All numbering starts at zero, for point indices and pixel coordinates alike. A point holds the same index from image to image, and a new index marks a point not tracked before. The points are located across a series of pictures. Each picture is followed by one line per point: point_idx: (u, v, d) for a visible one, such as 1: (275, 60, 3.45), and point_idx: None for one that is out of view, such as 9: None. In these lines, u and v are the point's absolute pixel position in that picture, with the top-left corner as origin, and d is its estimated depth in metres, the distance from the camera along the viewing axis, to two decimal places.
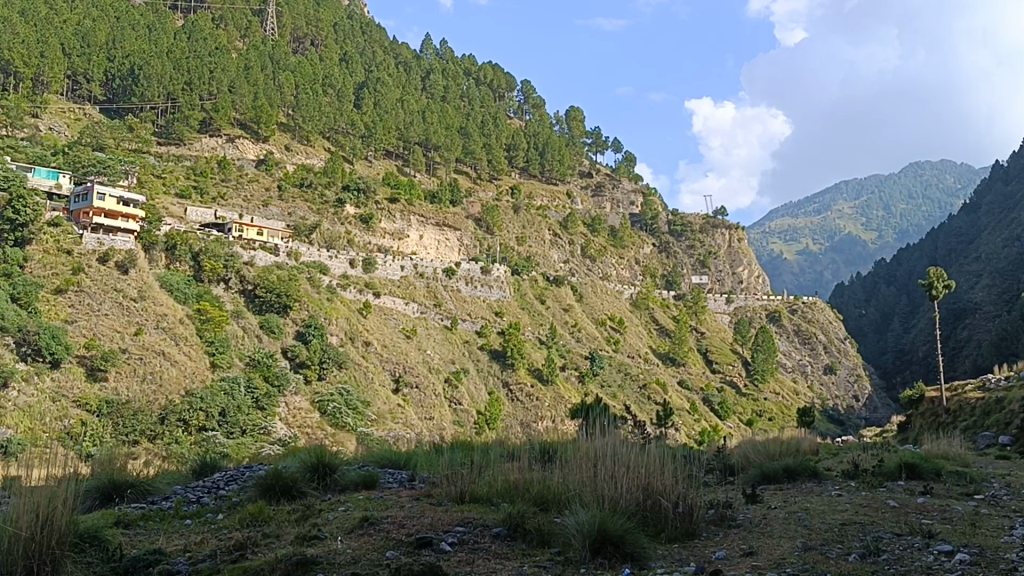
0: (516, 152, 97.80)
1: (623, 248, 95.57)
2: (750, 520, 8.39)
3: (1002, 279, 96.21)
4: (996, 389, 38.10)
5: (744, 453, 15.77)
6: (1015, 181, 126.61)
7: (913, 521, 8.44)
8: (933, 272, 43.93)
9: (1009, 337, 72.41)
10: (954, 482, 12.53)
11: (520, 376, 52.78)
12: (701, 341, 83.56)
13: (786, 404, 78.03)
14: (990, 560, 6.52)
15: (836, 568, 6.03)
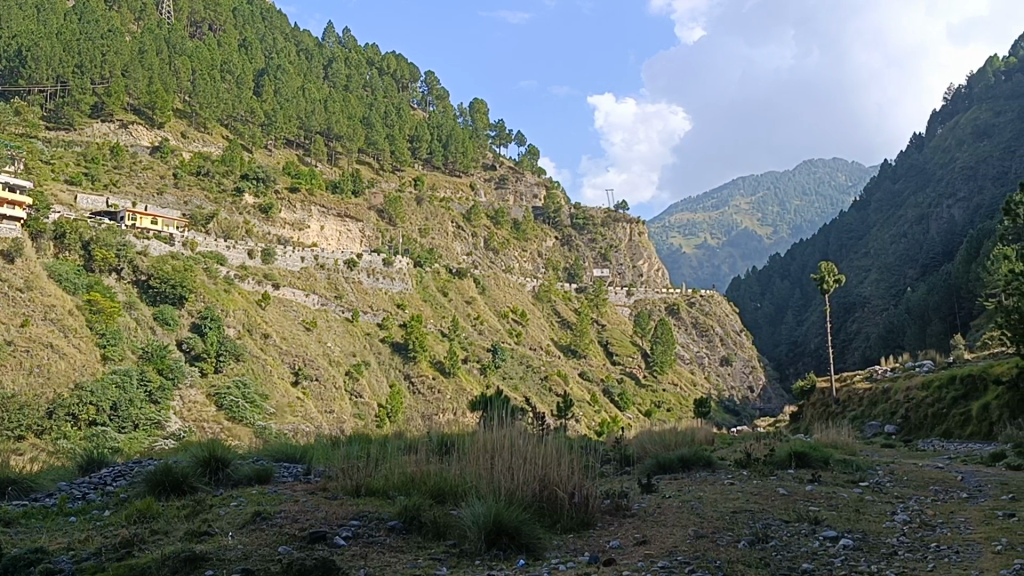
0: (420, 143, 97.43)
1: (525, 241, 96.22)
2: (643, 510, 8.60)
3: (889, 276, 100.81)
4: (883, 380, 39.74)
5: (640, 444, 15.98)
6: (903, 181, 131.83)
7: (795, 507, 8.72)
8: (826, 265, 45.31)
9: (894, 330, 75.46)
10: (836, 470, 13.05)
11: (422, 369, 52.69)
12: (603, 332, 84.65)
13: (685, 395, 79.66)
14: (866, 544, 6.79)
15: (724, 555, 6.17)
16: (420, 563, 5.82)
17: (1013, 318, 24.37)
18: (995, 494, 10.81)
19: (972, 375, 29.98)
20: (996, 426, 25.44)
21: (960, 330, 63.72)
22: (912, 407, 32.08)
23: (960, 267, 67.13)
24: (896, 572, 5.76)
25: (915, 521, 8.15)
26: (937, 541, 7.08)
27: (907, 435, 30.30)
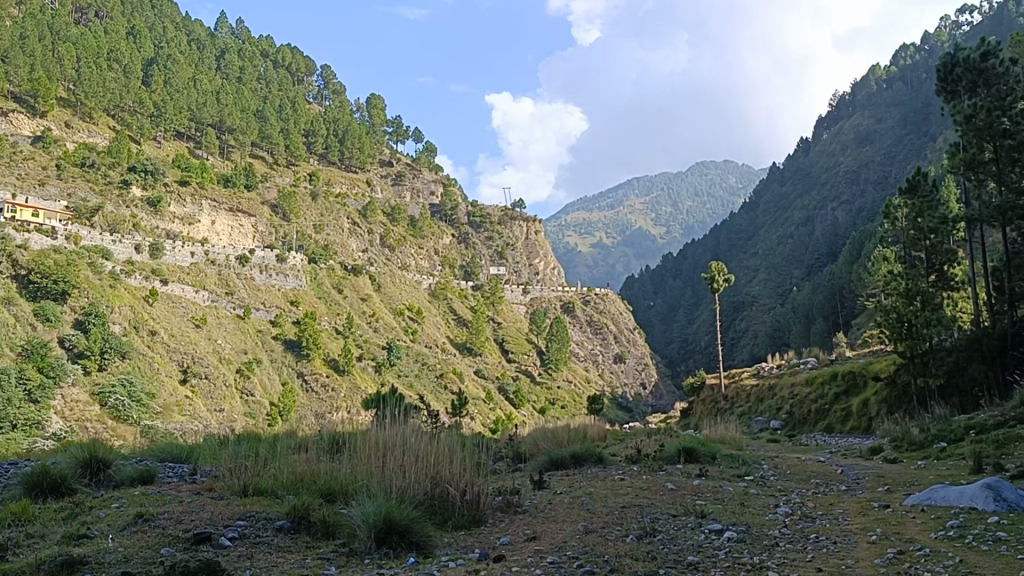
0: (316, 138, 96.25)
1: (421, 238, 95.83)
2: (533, 506, 8.67)
3: (776, 275, 104.07)
4: (769, 376, 41.07)
5: (533, 441, 16.12)
6: (790, 184, 136.24)
7: (680, 501, 8.90)
8: (716, 265, 46.42)
9: (781, 329, 77.81)
10: (721, 465, 13.37)
11: (315, 366, 52.00)
12: (498, 330, 85.05)
13: (579, 392, 80.66)
14: (745, 536, 6.98)
15: (614, 550, 6.26)
16: (308, 563, 5.75)
17: (890, 316, 25.37)
18: (872, 487, 11.24)
19: (853, 373, 31.13)
20: (874, 421, 26.46)
21: (842, 328, 66.10)
22: (796, 403, 33.14)
23: (844, 268, 69.73)
24: (777, 562, 5.93)
25: (797, 514, 8.41)
26: (817, 532, 7.33)
27: (791, 430, 31.23)
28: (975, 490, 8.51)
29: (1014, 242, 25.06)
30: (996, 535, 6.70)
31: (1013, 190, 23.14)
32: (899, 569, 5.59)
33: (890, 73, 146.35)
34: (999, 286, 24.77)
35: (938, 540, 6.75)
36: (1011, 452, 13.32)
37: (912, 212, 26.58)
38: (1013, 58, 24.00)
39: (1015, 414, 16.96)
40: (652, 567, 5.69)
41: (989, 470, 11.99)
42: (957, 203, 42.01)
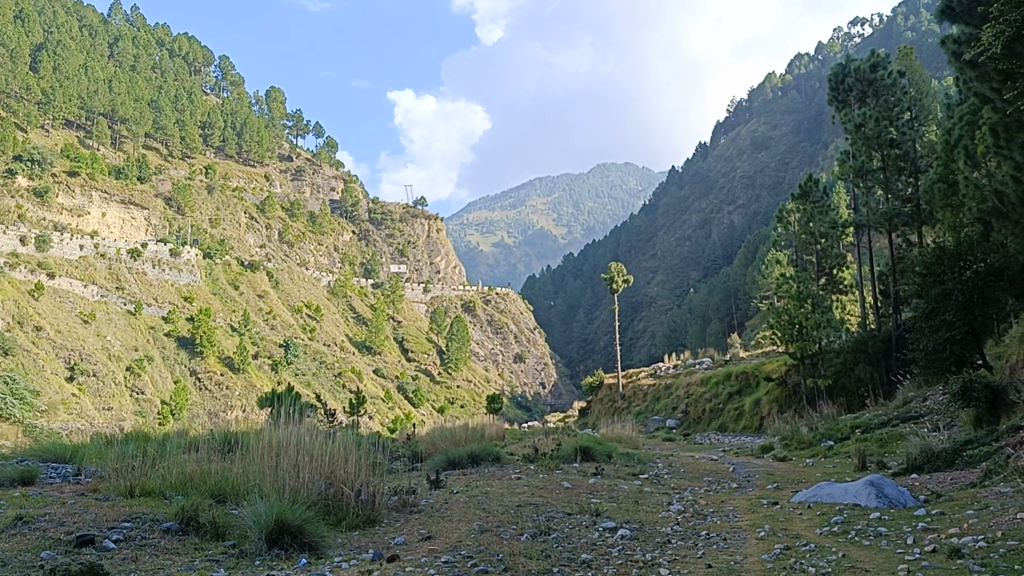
0: (212, 130, 94.09)
1: (321, 235, 94.62)
2: (430, 505, 8.66)
3: (673, 277, 106.34)
4: (664, 376, 41.88)
5: (430, 440, 16.02)
6: (688, 188, 139.21)
7: (575, 499, 9.00)
8: (615, 266, 47.12)
9: (677, 329, 79.46)
10: (617, 464, 13.51)
11: (209, 364, 50.91)
12: (398, 329, 84.65)
13: (478, 391, 80.86)
14: (639, 535, 7.05)
15: (507, 548, 6.26)
16: (196, 564, 5.61)
17: (782, 318, 26.00)
18: (763, 484, 11.53)
19: (746, 373, 31.95)
20: (766, 420, 27.14)
21: (736, 329, 67.91)
22: (691, 402, 33.87)
23: (739, 271, 71.70)
24: (669, 559, 6.01)
25: (688, 511, 8.58)
26: (708, 528, 7.49)
27: (686, 429, 31.86)
28: (859, 487, 8.80)
29: (899, 248, 26.04)
30: (876, 529, 6.94)
31: (898, 197, 24.03)
32: (786, 565, 5.70)
33: (785, 81, 150.91)
34: (885, 289, 25.72)
35: (823, 534, 6.96)
36: (893, 450, 13.79)
37: (804, 216, 27.45)
38: (900, 70, 24.83)
39: (897, 414, 17.66)
40: (546, 565, 5.70)
41: (874, 466, 12.40)
42: (847, 209, 43.42)
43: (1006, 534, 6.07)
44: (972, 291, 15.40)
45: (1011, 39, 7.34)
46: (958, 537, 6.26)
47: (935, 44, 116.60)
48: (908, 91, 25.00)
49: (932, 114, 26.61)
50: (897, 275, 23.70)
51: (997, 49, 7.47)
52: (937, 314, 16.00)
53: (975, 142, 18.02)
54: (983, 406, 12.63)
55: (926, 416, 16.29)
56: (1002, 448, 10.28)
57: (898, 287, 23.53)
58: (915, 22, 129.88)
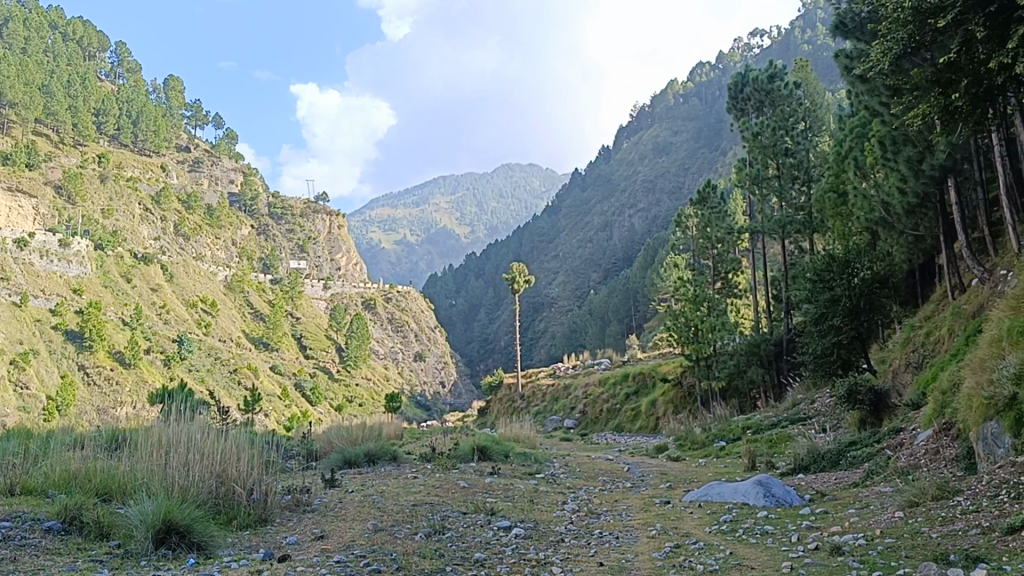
0: (107, 118, 91.27)
1: (218, 228, 92.67)
2: (324, 505, 8.54)
3: (574, 277, 107.55)
4: (563, 376, 42.27)
5: (326, 439, 15.79)
6: (591, 191, 141.04)
7: (473, 499, 9.02)
8: (517, 267, 47.37)
9: (577, 330, 80.34)
10: (512, 463, 13.55)
11: (98, 359, 49.36)
12: (297, 325, 83.57)
13: (377, 389, 80.26)
14: (531, 534, 7.11)
15: (400, 548, 6.22)
16: (78, 565, 5.42)
17: (678, 320, 26.46)
18: (655, 484, 11.72)
19: (643, 374, 32.56)
20: (661, 420, 27.67)
21: (635, 331, 69.10)
22: (589, 403, 34.28)
23: (638, 273, 72.92)
24: (561, 557, 6.09)
25: (583, 511, 8.67)
26: (600, 527, 7.59)
27: (583, 429, 32.22)
28: (747, 487, 9.01)
29: (791, 254, 26.84)
30: (763, 528, 7.14)
31: (792, 206, 24.82)
32: (674, 563, 5.83)
33: (686, 88, 154.09)
34: (776, 293, 26.47)
35: (712, 532, 7.13)
36: (782, 451, 14.23)
37: (702, 221, 28.06)
38: (794, 81, 25.54)
39: (787, 415, 18.20)
40: (439, 564, 5.69)
41: (763, 466, 12.74)
42: (742, 216, 44.70)
43: (885, 531, 6.31)
44: (859, 296, 16.03)
45: (897, 56, 7.60)
46: (839, 536, 6.45)
47: (829, 57, 120.70)
48: (802, 102, 25.74)
49: (823, 125, 27.55)
50: (789, 281, 24.44)
51: (885, 65, 7.75)
52: (826, 319, 16.55)
53: (864, 153, 18.75)
54: (867, 410, 13.11)
55: (813, 418, 16.88)
56: (882, 450, 10.69)
57: (790, 293, 24.25)
58: (811, 35, 134.12)
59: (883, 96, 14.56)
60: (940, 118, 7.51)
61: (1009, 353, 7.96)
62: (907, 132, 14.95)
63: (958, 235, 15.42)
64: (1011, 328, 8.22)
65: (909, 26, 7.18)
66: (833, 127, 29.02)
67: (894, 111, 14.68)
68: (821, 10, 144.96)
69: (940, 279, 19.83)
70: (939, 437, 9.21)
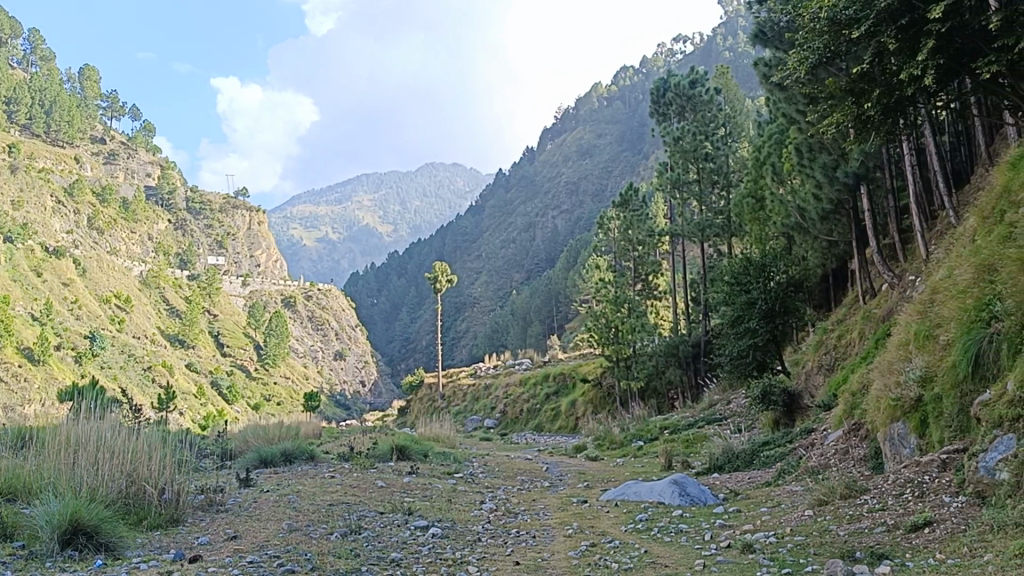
0: (19, 107, 88.32)
1: (133, 222, 90.47)
2: (239, 504, 8.41)
3: (496, 277, 107.65)
4: (484, 377, 42.33)
5: (243, 438, 15.54)
6: (514, 191, 141.48)
7: (391, 499, 8.98)
8: (440, 267, 47.26)
9: (498, 330, 80.50)
10: (430, 463, 13.50)
11: (5, 355, 47.68)
12: (214, 323, 82.05)
13: (295, 388, 79.24)
14: (448, 533, 7.11)
15: (315, 548, 6.16)
16: None
17: (598, 321, 26.66)
18: (573, 484, 11.79)
19: (563, 374, 32.81)
20: (581, 420, 27.87)
21: (556, 332, 69.57)
22: (509, 403, 34.40)
23: (560, 274, 73.38)
24: (477, 556, 6.10)
25: (500, 510, 8.68)
26: (518, 527, 7.59)
27: (504, 429, 32.30)
28: (663, 486, 9.11)
29: (710, 258, 27.29)
30: (677, 526, 7.25)
31: (711, 209, 25.29)
32: (590, 561, 5.89)
33: (610, 92, 155.43)
34: (694, 296, 26.91)
35: (628, 531, 7.21)
36: (697, 450, 14.47)
37: (623, 224, 28.38)
38: (715, 87, 25.98)
39: (703, 416, 18.52)
40: (354, 564, 5.64)
41: (679, 466, 12.93)
42: (663, 220, 45.39)
43: (795, 529, 6.47)
44: (774, 300, 16.41)
45: (815, 65, 7.77)
46: (752, 534, 6.59)
47: (749, 65, 123.07)
48: (722, 108, 26.20)
49: (742, 132, 28.11)
50: (707, 284, 24.88)
51: (800, 74, 7.94)
52: (742, 321, 16.88)
53: (781, 159, 19.19)
54: (781, 411, 13.43)
55: (729, 418, 17.20)
56: (794, 449, 10.95)
57: (708, 296, 24.69)
58: (732, 43, 136.53)
59: (801, 104, 14.92)
60: (853, 125, 7.74)
61: (914, 355, 8.22)
62: (821, 139, 15.36)
63: (870, 241, 15.87)
64: (917, 332, 8.49)
65: (824, 37, 7.35)
66: (750, 134, 29.61)
67: (809, 118, 15.07)
68: (742, 19, 147.67)
69: (852, 284, 20.40)
70: (850, 438, 9.45)
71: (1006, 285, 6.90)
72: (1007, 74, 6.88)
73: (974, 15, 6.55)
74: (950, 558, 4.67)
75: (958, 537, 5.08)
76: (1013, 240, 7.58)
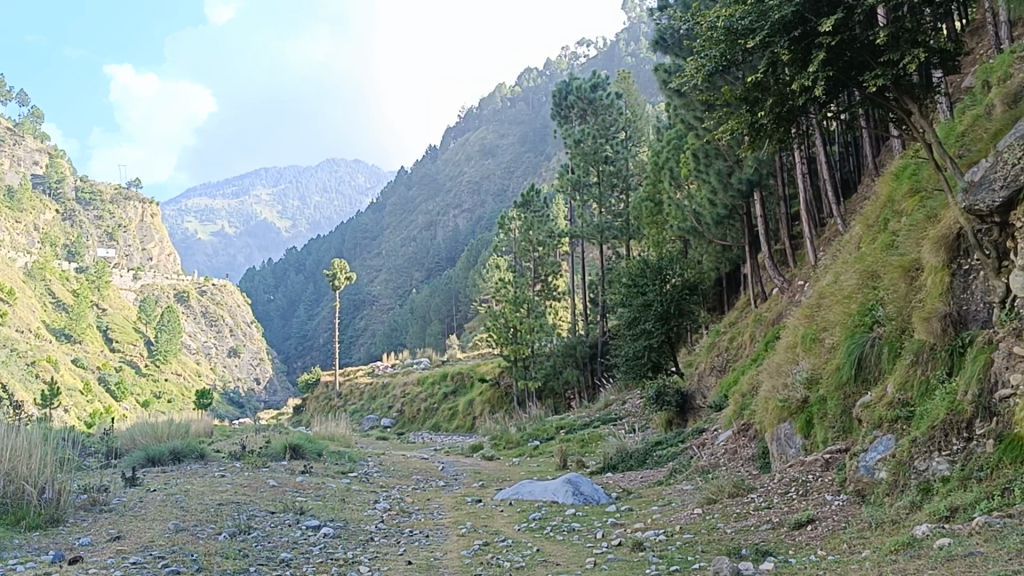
0: None
1: (19, 212, 86.91)
2: (124, 504, 8.17)
3: (396, 275, 106.97)
4: (382, 376, 42.04)
5: (130, 436, 15.07)
6: (416, 189, 140.87)
7: (282, 499, 8.85)
8: (340, 265, 46.78)
9: (398, 329, 80.05)
10: (322, 462, 13.35)
11: None
12: (103, 318, 79.53)
13: (187, 385, 77.28)
14: (337, 534, 7.02)
15: (203, 548, 6.03)
16: None
17: (497, 321, 26.69)
18: (468, 483, 11.82)
19: (461, 374, 32.87)
20: (478, 420, 27.93)
21: (455, 331, 69.58)
22: (407, 401, 34.26)
23: (461, 273, 73.33)
24: (369, 556, 6.04)
25: (394, 509, 8.64)
26: (411, 527, 7.55)
27: (401, 427, 32.16)
28: (557, 486, 9.18)
29: (608, 260, 27.72)
30: (569, 526, 7.30)
31: (611, 212, 25.62)
32: (482, 561, 5.91)
33: (513, 92, 156.06)
34: (592, 299, 27.24)
35: (521, 531, 7.24)
36: (592, 450, 14.67)
37: (524, 224, 28.56)
38: (616, 91, 26.32)
39: (598, 416, 18.74)
40: (242, 564, 5.55)
41: (573, 466, 13.07)
42: (564, 221, 45.82)
43: (684, 527, 6.60)
44: (669, 303, 16.72)
45: (711, 74, 7.90)
46: (642, 532, 6.70)
47: (650, 70, 125.29)
48: (624, 113, 26.57)
49: (641, 136, 28.60)
50: (605, 286, 25.24)
51: (698, 84, 8.05)
52: (639, 323, 17.14)
53: (679, 164, 19.57)
54: (674, 411, 13.71)
55: (624, 419, 17.45)
56: (685, 449, 11.20)
57: (606, 298, 25.05)
58: (634, 48, 138.62)
59: (698, 111, 15.23)
60: (749, 136, 7.89)
61: (802, 358, 8.49)
62: (716, 144, 15.69)
63: (762, 246, 16.31)
64: (804, 335, 8.78)
65: (722, 46, 7.42)
66: (650, 139, 30.17)
67: (706, 125, 15.39)
68: (643, 24, 150.10)
69: (743, 287, 20.97)
70: (738, 438, 9.71)
71: (888, 291, 7.20)
72: (890, 87, 7.15)
73: (863, 30, 6.80)
74: (829, 554, 4.83)
75: (837, 533, 5.28)
76: (895, 248, 7.89)
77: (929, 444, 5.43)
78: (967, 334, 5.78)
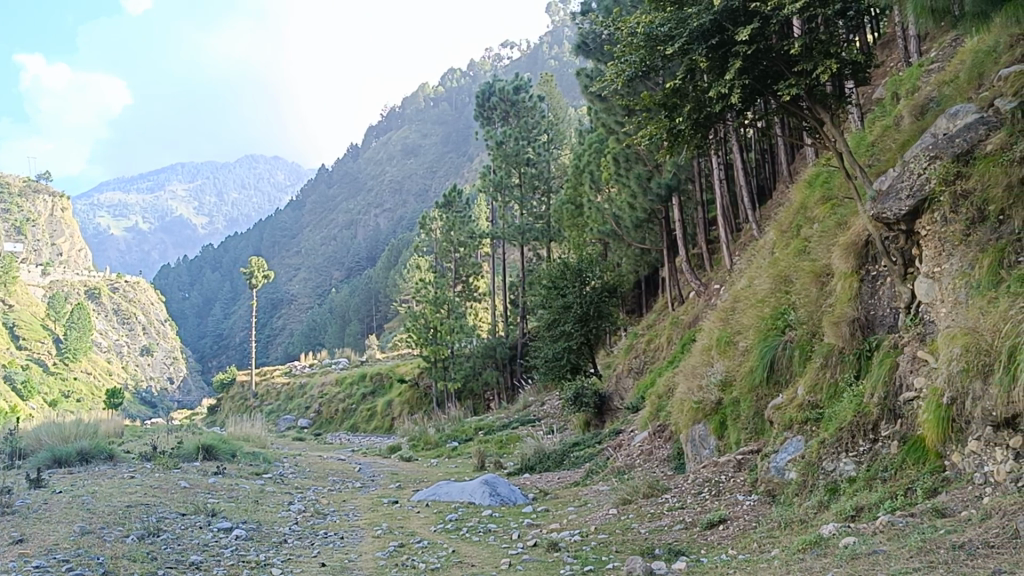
0: None
1: None
2: (26, 506, 7.94)
3: (316, 274, 105.85)
4: (298, 376, 41.49)
5: (35, 436, 14.62)
6: (336, 188, 139.57)
7: (194, 500, 8.70)
8: (257, 263, 46.06)
9: (316, 328, 79.12)
10: (234, 462, 13.15)
11: None
12: (10, 314, 76.99)
13: (97, 384, 75.21)
14: (250, 535, 6.95)
15: (111, 552, 5.90)
16: None
17: (417, 321, 26.57)
18: (386, 484, 11.78)
19: (381, 374, 32.67)
20: (396, 421, 27.82)
21: (374, 331, 69.11)
22: (324, 402, 33.89)
23: (382, 273, 72.86)
24: (282, 558, 5.99)
25: (308, 511, 8.56)
26: (327, 528, 7.52)
27: (318, 428, 31.80)
28: (474, 487, 9.20)
29: (528, 262, 27.88)
30: (484, 526, 7.35)
31: (531, 214, 25.78)
32: (397, 562, 5.90)
33: (436, 92, 155.79)
34: (512, 300, 27.36)
35: (438, 531, 7.27)
36: (510, 451, 14.75)
37: (445, 225, 28.51)
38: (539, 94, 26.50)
39: (516, 417, 18.81)
40: (151, 568, 5.43)
41: (492, 466, 13.12)
42: (485, 221, 45.83)
43: (598, 528, 6.69)
44: (588, 305, 16.87)
45: (631, 78, 7.98)
46: (557, 532, 6.77)
47: (572, 75, 126.33)
48: (545, 116, 26.74)
49: (562, 139, 28.82)
50: (525, 287, 25.40)
51: (618, 87, 8.11)
52: (558, 324, 17.28)
53: (598, 167, 19.78)
54: (592, 412, 13.86)
55: (542, 419, 17.54)
56: (602, 449, 11.33)
57: (526, 299, 25.18)
58: (556, 51, 139.55)
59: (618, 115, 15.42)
60: (668, 141, 7.99)
61: (716, 360, 8.67)
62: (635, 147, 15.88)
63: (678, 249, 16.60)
64: (718, 339, 8.97)
65: (641, 51, 7.48)
66: (571, 142, 30.44)
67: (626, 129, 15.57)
68: (566, 28, 151.14)
69: (660, 290, 21.30)
70: (654, 439, 9.87)
71: (799, 295, 7.39)
72: (803, 97, 7.34)
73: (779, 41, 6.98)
74: (741, 553, 4.94)
75: (748, 533, 5.40)
76: (806, 253, 8.13)
77: (837, 445, 5.58)
78: (873, 339, 5.98)
